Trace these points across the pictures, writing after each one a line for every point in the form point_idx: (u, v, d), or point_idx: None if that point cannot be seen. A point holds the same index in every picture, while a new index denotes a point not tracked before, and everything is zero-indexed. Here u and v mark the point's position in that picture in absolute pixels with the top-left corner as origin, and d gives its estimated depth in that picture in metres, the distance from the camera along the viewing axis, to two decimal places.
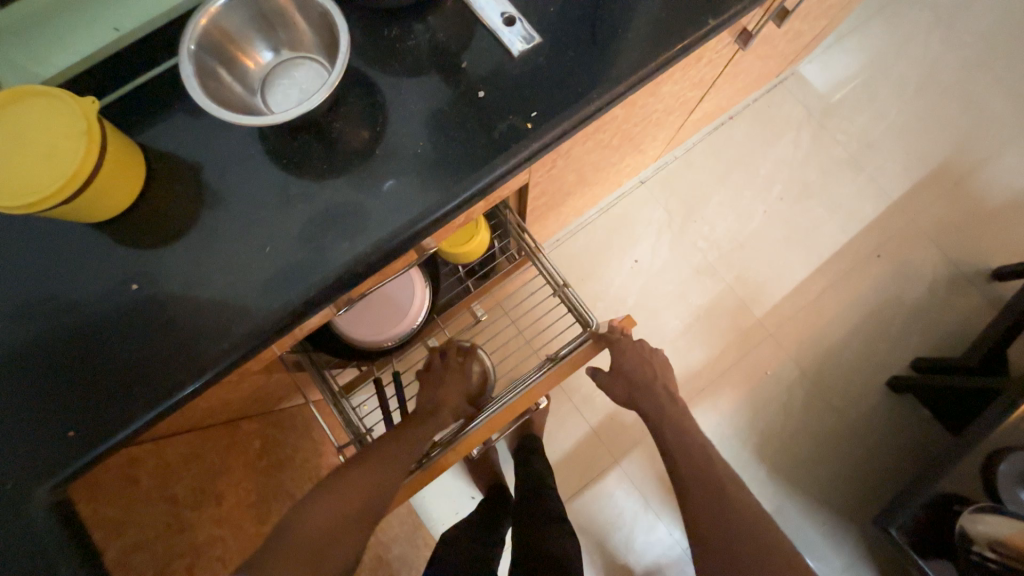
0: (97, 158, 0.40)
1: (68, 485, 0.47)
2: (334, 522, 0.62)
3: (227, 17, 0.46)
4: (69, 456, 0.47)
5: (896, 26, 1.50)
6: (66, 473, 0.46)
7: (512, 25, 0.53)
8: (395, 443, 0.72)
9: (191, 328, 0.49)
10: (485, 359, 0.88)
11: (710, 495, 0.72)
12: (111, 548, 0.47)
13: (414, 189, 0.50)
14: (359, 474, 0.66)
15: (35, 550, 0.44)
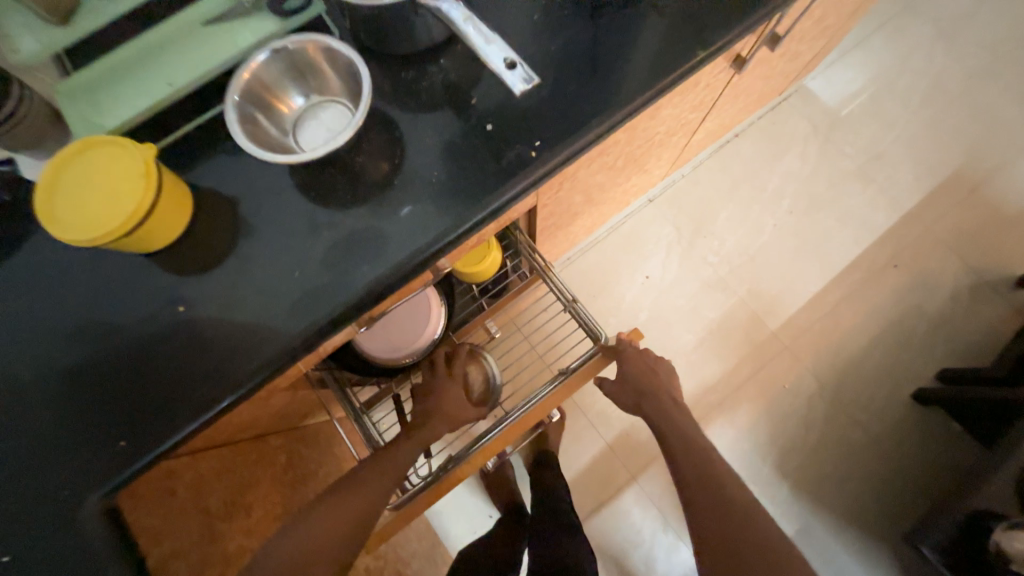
0: (127, 226, 0.44)
1: (117, 493, 0.51)
2: (353, 523, 0.63)
3: (265, 70, 0.52)
4: (118, 467, 0.50)
5: (898, 40, 1.52)
6: (117, 481, 0.50)
7: (513, 69, 0.51)
8: (406, 449, 0.73)
9: (229, 345, 0.53)
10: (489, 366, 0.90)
11: (714, 501, 0.70)
12: (153, 554, 0.50)
13: (429, 214, 0.54)
14: (375, 478, 0.67)
15: (85, 555, 0.48)
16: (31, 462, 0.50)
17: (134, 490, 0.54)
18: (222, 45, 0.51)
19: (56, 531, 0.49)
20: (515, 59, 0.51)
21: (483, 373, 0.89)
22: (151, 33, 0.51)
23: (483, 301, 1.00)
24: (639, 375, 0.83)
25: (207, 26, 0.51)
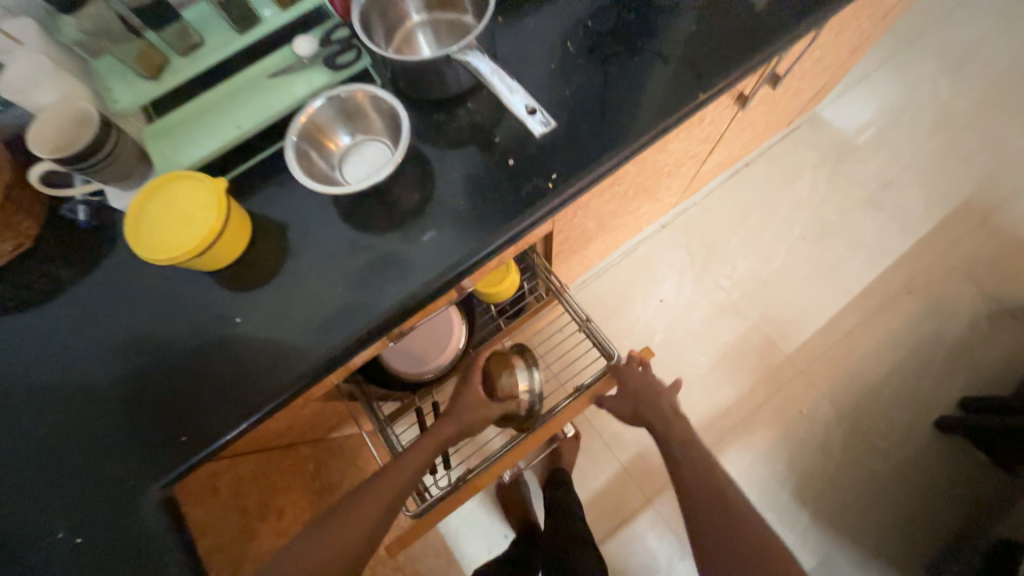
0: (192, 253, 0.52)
1: (174, 483, 0.55)
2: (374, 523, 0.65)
3: (319, 114, 0.60)
4: (178, 461, 0.55)
5: (902, 74, 1.57)
6: (178, 471, 0.55)
7: (533, 114, 0.61)
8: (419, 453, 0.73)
9: (277, 353, 0.59)
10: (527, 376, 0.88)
11: (714, 514, 0.71)
12: (203, 543, 0.56)
13: (456, 238, 0.61)
14: (392, 479, 0.69)
15: (144, 542, 0.52)
16: (99, 457, 0.55)
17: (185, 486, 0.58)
18: (285, 95, 0.59)
19: (117, 521, 0.53)
20: (535, 104, 0.62)
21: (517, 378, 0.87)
22: (224, 85, 0.59)
23: (501, 321, 1.04)
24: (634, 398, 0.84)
25: (272, 79, 0.59)
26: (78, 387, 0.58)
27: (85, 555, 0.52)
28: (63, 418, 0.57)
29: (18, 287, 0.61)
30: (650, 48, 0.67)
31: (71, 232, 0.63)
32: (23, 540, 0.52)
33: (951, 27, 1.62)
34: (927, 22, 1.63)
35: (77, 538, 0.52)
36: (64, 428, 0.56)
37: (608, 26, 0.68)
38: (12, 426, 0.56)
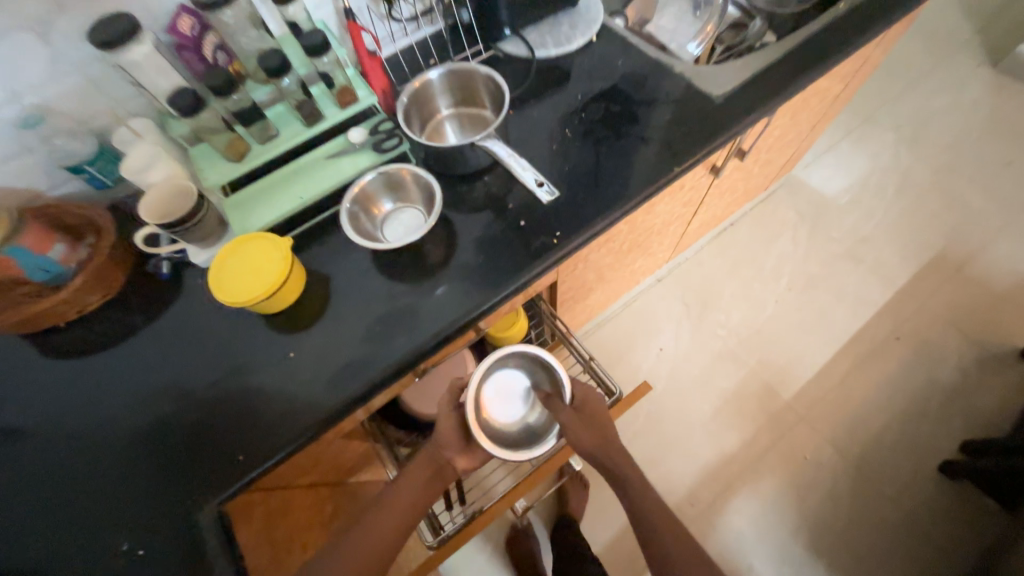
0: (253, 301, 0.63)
1: (228, 501, 0.62)
2: (372, 557, 0.62)
3: (369, 185, 0.74)
4: (233, 480, 0.62)
5: (864, 144, 1.77)
6: (231, 490, 0.62)
7: (541, 186, 0.75)
8: (413, 484, 0.71)
9: (323, 382, 0.67)
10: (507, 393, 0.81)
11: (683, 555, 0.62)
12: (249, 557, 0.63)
13: (479, 284, 0.72)
14: (388, 513, 0.68)
15: (197, 554, 0.58)
16: (164, 478, 0.62)
17: (236, 505, 0.66)
18: (339, 173, 0.73)
19: (175, 536, 0.59)
20: (542, 178, 0.75)
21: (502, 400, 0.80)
22: (290, 165, 0.73)
23: None
24: (595, 443, 0.69)
25: (329, 159, 0.74)
26: (146, 417, 0.66)
27: (142, 564, 0.57)
28: (130, 446, 0.64)
29: (103, 329, 0.72)
30: (633, 132, 0.82)
31: (150, 284, 0.74)
32: (94, 552, 0.58)
33: (904, 104, 1.84)
34: (881, 101, 1.86)
35: (138, 549, 0.58)
36: (131, 454, 0.64)
37: (598, 115, 0.84)
38: (90, 451, 0.64)
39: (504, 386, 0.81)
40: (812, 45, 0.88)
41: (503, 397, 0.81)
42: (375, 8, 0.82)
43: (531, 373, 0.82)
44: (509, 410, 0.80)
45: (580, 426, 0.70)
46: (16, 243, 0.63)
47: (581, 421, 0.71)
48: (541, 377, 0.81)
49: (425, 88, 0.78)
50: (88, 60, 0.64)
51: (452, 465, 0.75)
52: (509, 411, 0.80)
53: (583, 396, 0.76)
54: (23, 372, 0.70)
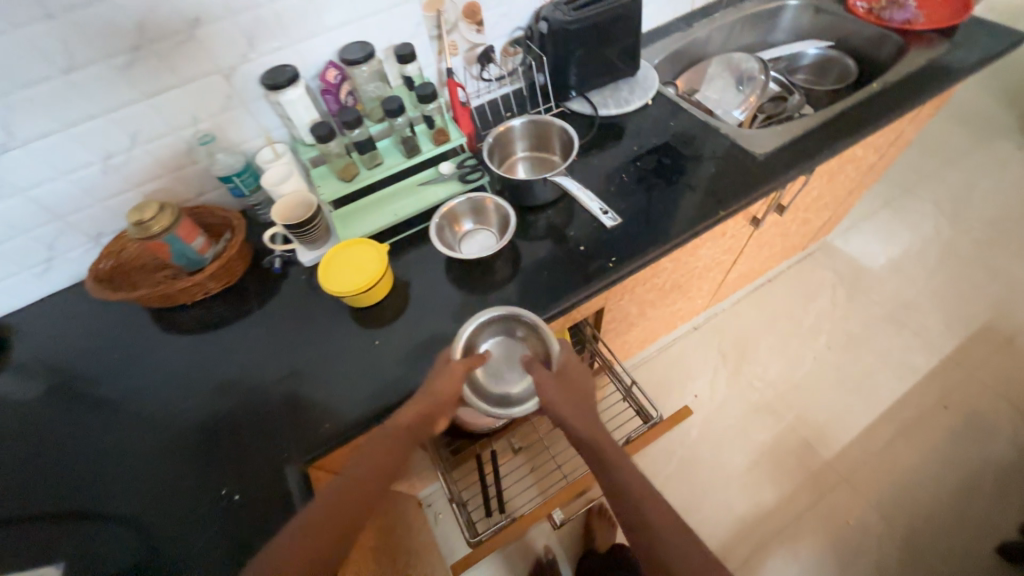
0: (351, 292, 0.74)
1: (310, 463, 0.69)
2: (334, 532, 0.58)
3: (456, 207, 0.88)
4: (319, 444, 0.70)
5: (904, 214, 1.82)
6: (314, 454, 0.69)
7: (605, 213, 0.86)
8: (383, 456, 0.64)
9: (398, 367, 0.76)
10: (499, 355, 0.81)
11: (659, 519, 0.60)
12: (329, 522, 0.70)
13: (540, 296, 0.81)
14: (355, 485, 0.62)
15: (286, 507, 0.65)
16: (259, 437, 0.71)
17: (317, 467, 0.72)
18: (429, 197, 0.88)
19: (267, 489, 0.67)
20: (607, 208, 0.87)
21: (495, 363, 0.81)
22: (389, 189, 0.88)
23: None
24: (569, 411, 0.67)
25: (421, 187, 0.89)
26: (245, 387, 0.76)
27: (238, 507, 0.66)
28: (232, 411, 0.74)
29: (221, 310, 0.85)
30: (681, 182, 0.93)
31: (262, 276, 0.88)
32: (197, 497, 0.67)
33: (943, 179, 1.90)
34: (919, 175, 1.92)
35: (235, 495, 0.67)
36: (232, 418, 0.74)
37: (651, 165, 0.96)
38: (199, 410, 0.75)
39: (500, 352, 0.82)
40: (846, 117, 0.99)
41: (498, 361, 0.81)
42: (469, 69, 1.00)
43: (515, 331, 0.80)
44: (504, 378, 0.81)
45: (556, 391, 0.69)
46: (174, 232, 0.76)
47: (557, 386, 0.69)
48: (530, 336, 0.79)
49: (507, 132, 0.94)
50: (254, 98, 0.82)
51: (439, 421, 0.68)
52: (504, 378, 0.81)
53: (564, 362, 0.73)
54: (153, 343, 0.83)
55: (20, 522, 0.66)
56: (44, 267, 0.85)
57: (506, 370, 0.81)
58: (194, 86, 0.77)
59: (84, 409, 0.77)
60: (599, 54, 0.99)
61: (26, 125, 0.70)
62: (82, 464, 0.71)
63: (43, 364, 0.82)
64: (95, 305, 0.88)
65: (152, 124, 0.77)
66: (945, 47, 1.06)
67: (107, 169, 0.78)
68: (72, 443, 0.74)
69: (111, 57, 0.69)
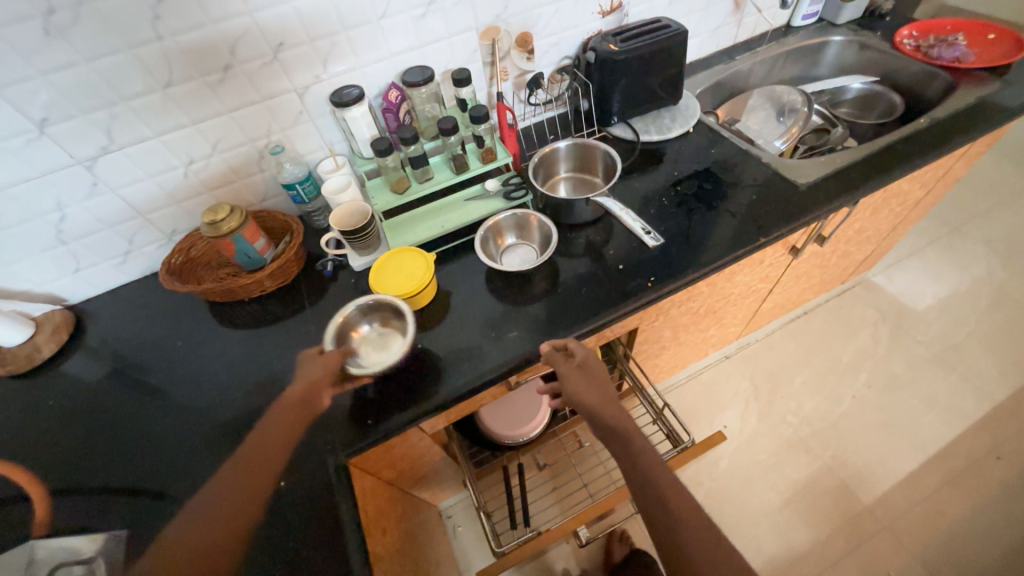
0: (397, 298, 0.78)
1: (352, 456, 0.72)
2: (248, 481, 0.70)
3: (501, 220, 0.92)
4: (361, 441, 0.72)
5: (951, 253, 1.76)
6: (355, 448, 0.72)
7: (648, 234, 0.89)
8: (268, 445, 0.73)
9: (438, 370, 0.78)
10: (363, 339, 0.79)
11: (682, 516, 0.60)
12: (364, 516, 0.73)
13: (578, 312, 0.83)
14: (242, 479, 0.70)
15: (330, 498, 0.69)
16: (305, 429, 0.75)
17: (355, 462, 0.75)
18: (475, 211, 0.92)
19: (313, 478, 0.70)
20: (649, 229, 0.90)
21: (365, 348, 0.78)
22: (438, 202, 0.94)
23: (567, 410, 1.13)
24: (595, 400, 0.71)
25: (467, 201, 0.94)
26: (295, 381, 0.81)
27: (285, 493, 0.69)
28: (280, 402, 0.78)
29: (275, 308, 0.91)
30: (721, 207, 0.94)
31: (315, 278, 0.94)
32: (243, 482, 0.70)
33: (994, 219, 1.83)
34: (968, 214, 1.86)
35: (281, 481, 0.70)
36: (278, 409, 0.77)
37: (692, 190, 0.98)
38: (249, 400, 0.79)
39: (373, 340, 0.79)
40: (891, 151, 0.99)
41: (378, 341, 0.79)
42: (517, 94, 1.06)
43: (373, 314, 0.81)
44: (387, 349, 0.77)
45: (580, 380, 0.72)
46: (241, 233, 0.82)
47: (582, 376, 0.72)
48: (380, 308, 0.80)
49: (553, 153, 0.99)
50: (320, 114, 0.90)
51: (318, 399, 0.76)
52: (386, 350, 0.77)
53: (587, 353, 0.75)
54: (212, 335, 0.89)
55: (79, 491, 0.71)
56: (123, 259, 0.93)
57: (376, 347, 0.78)
58: (272, 102, 0.85)
59: (145, 391, 0.82)
60: (642, 82, 1.02)
61: (127, 131, 0.78)
62: (139, 442, 0.76)
63: (112, 347, 0.89)
64: (162, 296, 0.96)
65: (232, 135, 0.85)
66: (997, 85, 1.05)
67: (188, 173, 0.87)
68: (132, 422, 0.79)
69: (205, 75, 0.77)
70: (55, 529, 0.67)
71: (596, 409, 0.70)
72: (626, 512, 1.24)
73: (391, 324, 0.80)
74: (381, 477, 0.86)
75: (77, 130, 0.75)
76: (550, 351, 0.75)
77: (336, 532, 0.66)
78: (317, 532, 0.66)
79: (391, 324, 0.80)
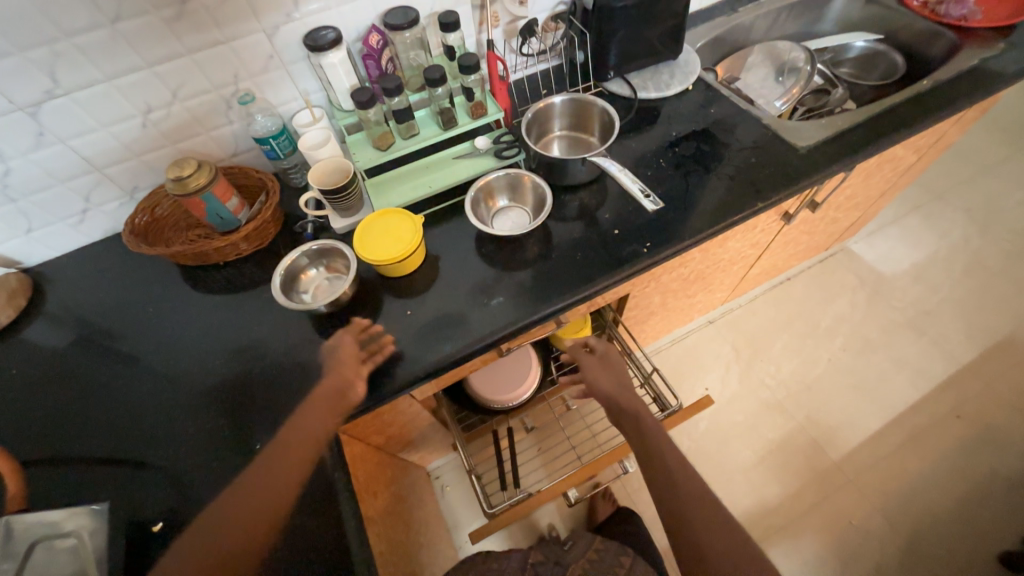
0: (385, 261, 0.75)
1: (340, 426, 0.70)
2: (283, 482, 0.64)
3: (493, 181, 0.87)
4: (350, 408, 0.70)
5: (932, 221, 1.78)
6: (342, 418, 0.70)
7: (648, 198, 0.83)
8: (296, 443, 0.66)
9: (428, 337, 0.76)
10: (310, 285, 0.80)
11: (666, 462, 0.70)
12: (356, 483, 0.73)
13: (571, 278, 0.81)
14: (268, 478, 0.63)
15: (323, 469, 0.68)
16: (291, 397, 0.72)
17: (345, 429, 0.74)
18: (464, 171, 0.87)
19: None
20: (649, 191, 0.84)
21: (314, 293, 0.79)
22: (425, 161, 0.89)
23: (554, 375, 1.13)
24: (611, 386, 0.83)
25: (455, 161, 0.89)
26: (278, 348, 0.78)
27: None
28: (263, 369, 0.76)
29: (251, 273, 0.86)
30: (717, 170, 0.92)
31: (295, 241, 0.88)
32: (231, 451, 0.69)
33: (976, 186, 1.86)
34: (952, 181, 1.88)
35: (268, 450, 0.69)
36: (261, 378, 0.75)
37: (690, 152, 0.94)
38: (230, 368, 0.76)
39: (321, 287, 0.80)
40: (892, 114, 0.96)
41: (326, 286, 0.80)
42: (508, 42, 0.99)
43: (319, 264, 0.81)
44: (338, 287, 0.78)
45: (600, 370, 0.85)
46: (210, 191, 0.76)
47: (602, 368, 0.86)
48: (326, 258, 0.81)
49: (547, 109, 0.93)
50: (293, 60, 0.82)
51: (355, 388, 0.69)
52: (337, 288, 0.78)
53: (606, 350, 0.89)
54: (184, 301, 0.84)
55: (52, 462, 0.68)
56: (80, 219, 0.86)
57: (323, 291, 0.79)
58: (237, 44, 0.76)
59: (114, 360, 0.78)
60: (642, 33, 0.96)
61: (73, 73, 0.70)
62: (112, 412, 0.73)
63: (76, 314, 0.84)
64: (128, 259, 0.89)
65: (194, 80, 0.77)
66: (1000, 47, 1.02)
67: (146, 123, 0.79)
68: (101, 393, 0.75)
69: (160, 9, 0.69)
70: (33, 502, 0.64)
71: (612, 393, 0.81)
72: (608, 470, 1.29)
73: (340, 266, 0.81)
74: (370, 442, 0.86)
75: (13, 70, 0.66)
76: (574, 346, 0.90)
77: (329, 500, 0.66)
78: (309, 492, 0.66)
79: (338, 269, 0.81)
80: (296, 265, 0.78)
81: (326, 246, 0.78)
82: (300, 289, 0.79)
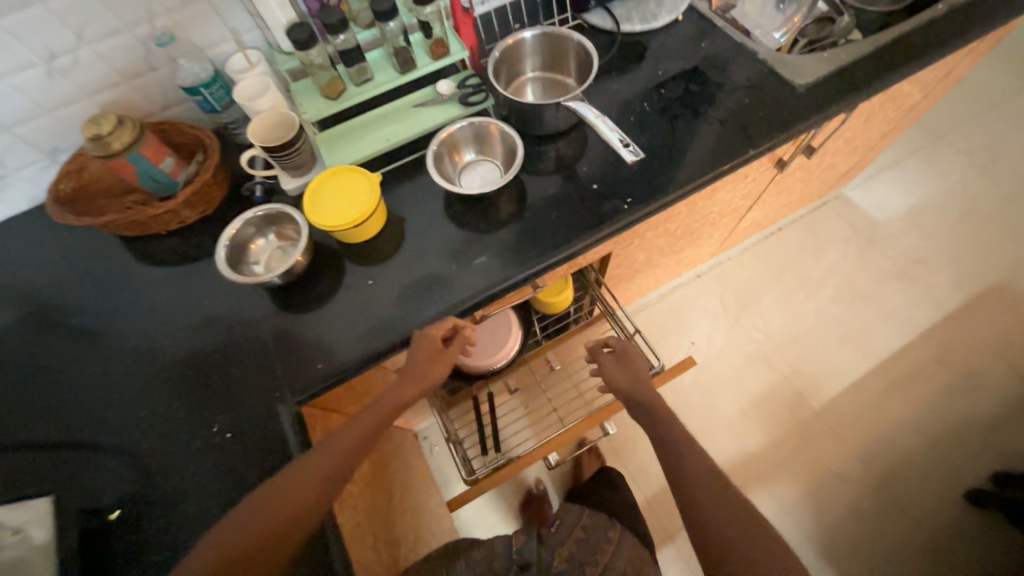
0: (340, 227, 0.68)
1: (304, 402, 0.67)
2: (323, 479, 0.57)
3: (457, 132, 0.78)
4: (313, 386, 0.66)
5: (930, 163, 1.71)
6: (307, 395, 0.66)
7: (625, 147, 0.77)
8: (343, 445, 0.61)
9: (393, 307, 0.71)
10: (261, 255, 0.73)
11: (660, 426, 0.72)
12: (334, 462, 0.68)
13: (547, 239, 0.74)
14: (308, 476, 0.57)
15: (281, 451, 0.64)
16: (249, 376, 0.68)
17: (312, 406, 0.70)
18: (426, 121, 0.78)
19: (264, 427, 0.66)
20: (628, 141, 0.77)
21: (266, 263, 0.72)
22: (381, 111, 0.79)
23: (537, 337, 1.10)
24: (627, 381, 0.79)
25: (416, 109, 0.79)
26: (231, 323, 0.72)
27: (231, 445, 0.64)
28: (217, 346, 0.71)
29: (198, 242, 0.79)
30: (708, 113, 0.83)
31: (244, 205, 0.80)
32: (188, 433, 0.65)
33: (979, 124, 1.77)
34: (955, 120, 1.78)
35: (226, 433, 0.65)
36: (215, 356, 0.70)
37: (678, 94, 0.85)
38: (182, 347, 0.71)
39: (272, 256, 0.73)
40: (903, 45, 0.87)
41: (278, 255, 0.73)
42: None
43: (269, 232, 0.74)
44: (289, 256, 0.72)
45: (616, 368, 0.82)
46: (137, 151, 0.67)
47: (618, 363, 0.83)
48: (275, 225, 0.74)
49: (517, 47, 0.83)
50: None
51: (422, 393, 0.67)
52: (289, 256, 0.72)
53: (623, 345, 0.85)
54: (127, 275, 0.77)
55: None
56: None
57: (275, 260, 0.73)
58: None
59: (54, 342, 0.72)
60: None
61: None
62: (56, 397, 0.68)
63: (9, 293, 0.77)
64: (61, 231, 0.81)
65: (99, 17, 0.66)
66: None
67: (52, 72, 0.68)
68: (43, 377, 0.70)
69: None
70: None
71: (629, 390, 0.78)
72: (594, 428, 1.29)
73: (292, 233, 0.74)
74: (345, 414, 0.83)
75: None
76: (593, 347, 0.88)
77: None
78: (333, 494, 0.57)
79: (290, 236, 0.74)
80: (243, 234, 0.71)
81: (273, 211, 0.71)
82: (250, 259, 0.72)
